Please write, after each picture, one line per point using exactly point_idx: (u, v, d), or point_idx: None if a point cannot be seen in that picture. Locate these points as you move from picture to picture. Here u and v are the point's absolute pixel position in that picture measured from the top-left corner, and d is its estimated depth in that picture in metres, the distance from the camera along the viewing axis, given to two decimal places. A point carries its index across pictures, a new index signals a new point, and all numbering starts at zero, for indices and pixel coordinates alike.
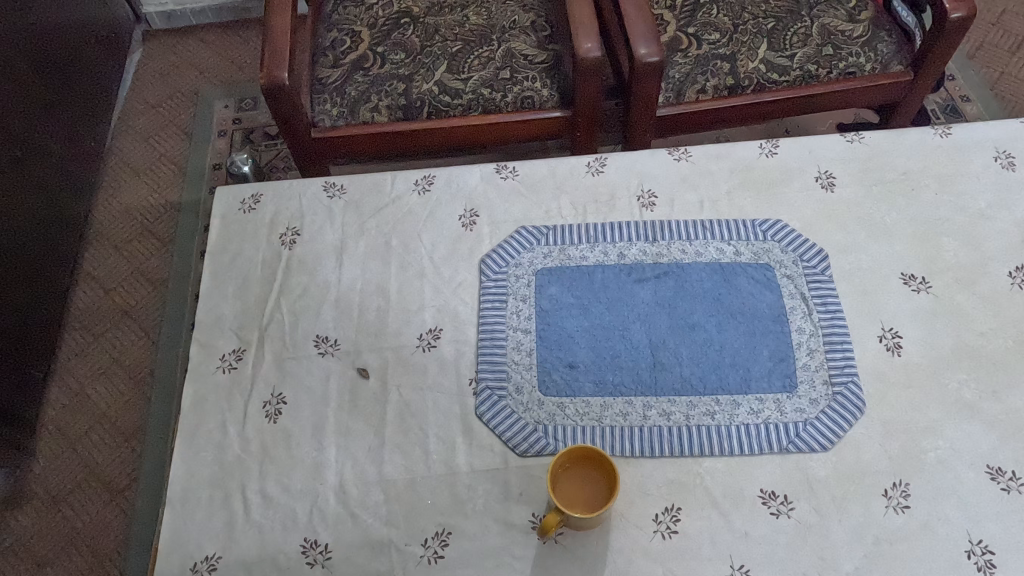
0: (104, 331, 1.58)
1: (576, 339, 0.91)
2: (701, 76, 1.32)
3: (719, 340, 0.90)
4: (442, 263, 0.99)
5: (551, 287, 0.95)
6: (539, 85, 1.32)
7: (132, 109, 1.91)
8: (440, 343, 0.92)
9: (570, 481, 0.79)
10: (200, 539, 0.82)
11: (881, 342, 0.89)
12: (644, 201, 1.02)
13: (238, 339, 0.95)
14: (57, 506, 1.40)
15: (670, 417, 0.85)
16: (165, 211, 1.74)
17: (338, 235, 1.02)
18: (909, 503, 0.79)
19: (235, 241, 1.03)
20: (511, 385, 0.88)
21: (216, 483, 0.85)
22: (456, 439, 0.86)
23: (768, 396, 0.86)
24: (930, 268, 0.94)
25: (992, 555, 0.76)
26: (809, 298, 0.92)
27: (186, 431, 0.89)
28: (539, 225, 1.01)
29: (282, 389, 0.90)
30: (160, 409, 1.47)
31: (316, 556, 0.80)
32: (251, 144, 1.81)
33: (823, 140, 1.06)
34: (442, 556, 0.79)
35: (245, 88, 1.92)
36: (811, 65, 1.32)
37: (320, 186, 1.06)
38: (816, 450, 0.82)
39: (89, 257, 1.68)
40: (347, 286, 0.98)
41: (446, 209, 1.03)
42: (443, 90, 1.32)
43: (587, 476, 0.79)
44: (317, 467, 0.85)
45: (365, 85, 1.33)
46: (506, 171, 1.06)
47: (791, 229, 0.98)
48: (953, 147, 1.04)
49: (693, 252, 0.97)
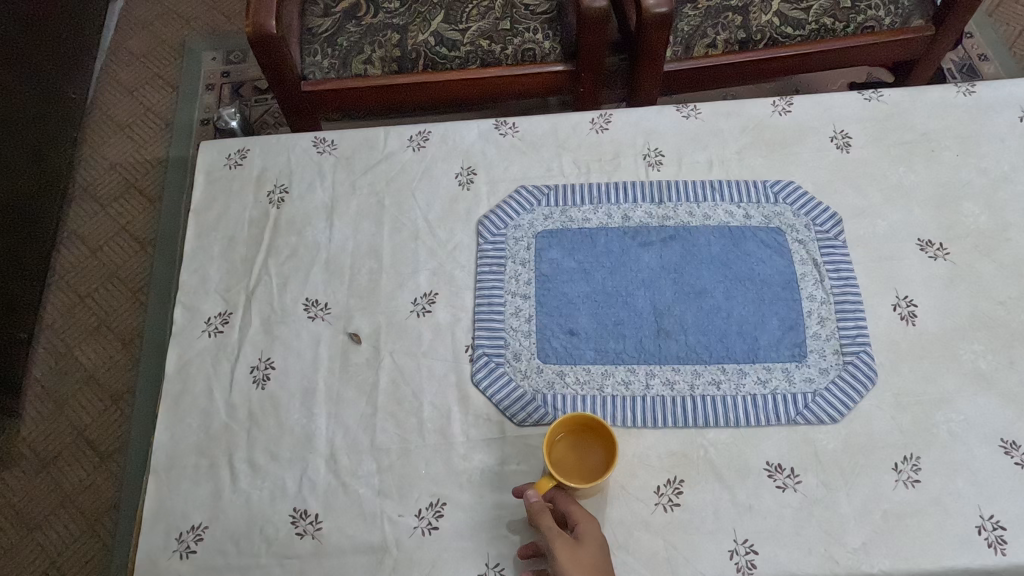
0: (91, 291, 1.54)
1: (577, 305, 0.87)
2: (711, 29, 1.25)
3: (727, 307, 0.86)
4: (438, 224, 0.94)
5: (552, 250, 0.91)
6: (540, 36, 1.25)
7: (118, 61, 1.84)
8: (436, 308, 0.88)
9: (569, 451, 0.75)
10: (187, 508, 0.79)
11: (895, 311, 0.85)
12: (651, 161, 0.97)
13: (224, 302, 0.90)
14: (46, 468, 1.38)
15: (674, 386, 0.81)
16: (151, 167, 1.68)
17: (328, 194, 0.97)
18: (919, 477, 0.76)
19: (220, 198, 0.98)
20: (509, 352, 0.85)
21: (202, 450, 0.82)
22: (451, 408, 0.82)
23: (776, 365, 0.82)
24: (949, 233, 0.90)
25: (1003, 531, 0.73)
26: (821, 264, 0.88)
27: (171, 396, 0.85)
28: (539, 184, 0.96)
29: (270, 354, 0.87)
30: (149, 371, 1.44)
31: (305, 527, 0.77)
32: (240, 98, 1.74)
33: (841, 97, 1.00)
34: (436, 527, 0.76)
35: (234, 39, 1.84)
36: (827, 18, 1.25)
37: (309, 141, 1.01)
38: (825, 422, 0.79)
39: (74, 214, 1.63)
40: (338, 247, 0.93)
41: (442, 167, 0.98)
42: (439, 42, 1.26)
43: (586, 444, 0.75)
44: (307, 435, 0.82)
45: (358, 35, 1.27)
46: (505, 127, 1.01)
47: (804, 191, 0.93)
48: (976, 106, 0.99)
49: (701, 215, 0.92)
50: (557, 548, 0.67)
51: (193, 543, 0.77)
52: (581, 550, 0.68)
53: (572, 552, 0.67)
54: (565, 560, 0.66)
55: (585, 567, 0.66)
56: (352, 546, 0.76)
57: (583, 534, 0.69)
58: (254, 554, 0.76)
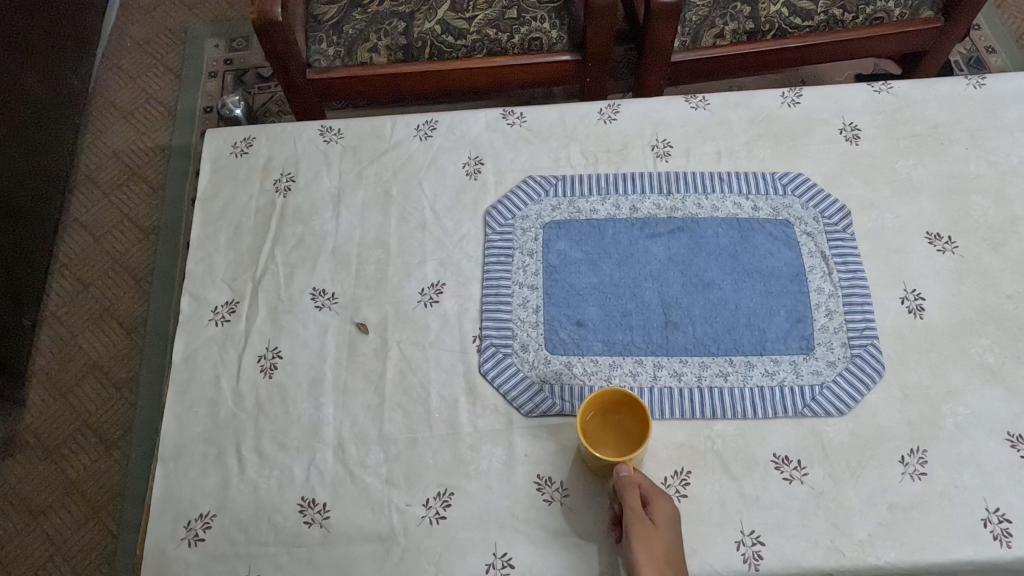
0: (94, 279, 1.54)
1: (585, 296, 0.87)
2: (719, 19, 1.24)
3: (735, 300, 0.86)
4: (444, 214, 0.94)
5: (560, 240, 0.90)
6: (547, 26, 1.24)
7: (119, 47, 1.82)
8: (443, 299, 0.88)
9: (603, 424, 0.77)
10: (194, 496, 0.79)
11: (903, 304, 0.85)
12: (659, 152, 0.96)
13: (230, 291, 0.90)
14: (51, 455, 1.38)
15: (682, 377, 0.82)
16: (154, 154, 1.68)
17: (335, 183, 0.97)
18: (926, 469, 0.76)
19: (225, 187, 0.97)
20: (516, 343, 0.85)
21: (210, 439, 0.82)
22: (458, 398, 0.82)
23: (784, 357, 0.82)
24: (957, 226, 0.90)
25: (1009, 524, 0.73)
26: (829, 256, 0.88)
27: (178, 385, 0.85)
28: (547, 175, 0.96)
29: (277, 343, 0.87)
30: (152, 359, 1.44)
31: (313, 516, 0.77)
32: (243, 86, 1.73)
33: (850, 89, 1.00)
34: (443, 517, 0.76)
35: (236, 26, 1.83)
36: (836, 10, 1.24)
37: (316, 130, 1.00)
38: (831, 415, 0.79)
39: (77, 202, 1.63)
40: (344, 236, 0.93)
41: (449, 156, 0.98)
42: (446, 30, 1.24)
43: (613, 407, 0.78)
44: (314, 424, 0.82)
45: (364, 23, 1.25)
46: (513, 117, 1.00)
47: (813, 183, 0.93)
48: (986, 99, 0.98)
49: (709, 206, 0.92)
50: (634, 536, 0.68)
51: (201, 531, 0.77)
52: (656, 537, 0.69)
53: (649, 539, 0.68)
54: (639, 547, 0.68)
55: (659, 554, 0.68)
56: (359, 536, 0.76)
57: (660, 519, 0.70)
58: (262, 542, 0.76)
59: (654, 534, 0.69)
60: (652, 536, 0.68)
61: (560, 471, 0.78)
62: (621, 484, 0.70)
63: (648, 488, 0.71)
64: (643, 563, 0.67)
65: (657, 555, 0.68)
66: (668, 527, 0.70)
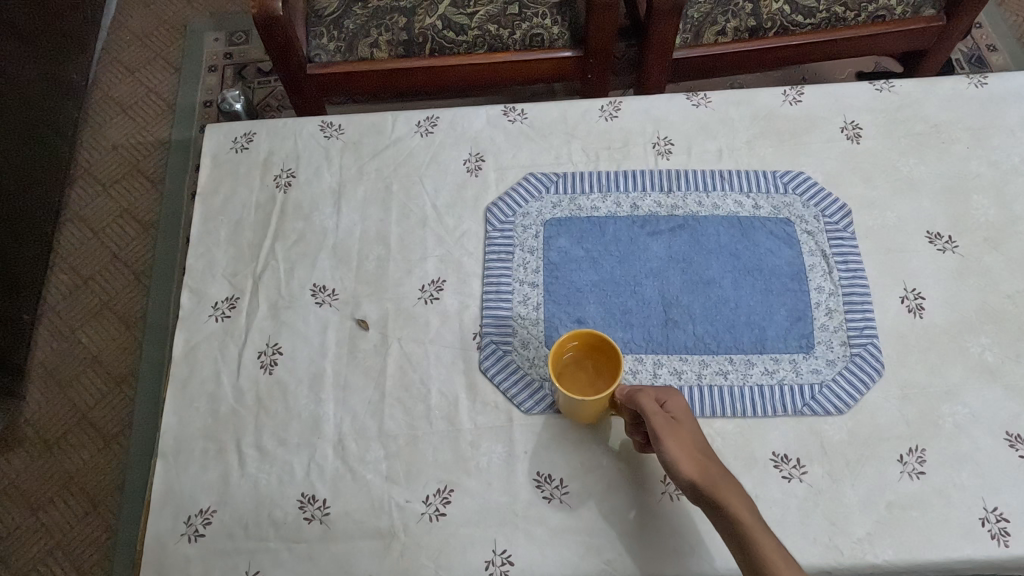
0: (93, 274, 1.54)
1: (585, 294, 0.87)
2: (722, 16, 1.23)
3: (735, 298, 0.86)
4: (445, 211, 0.94)
5: (561, 238, 0.90)
6: (549, 21, 1.23)
7: (118, 40, 1.82)
8: (443, 296, 0.88)
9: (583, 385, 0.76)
10: (194, 491, 0.79)
11: (903, 303, 0.85)
12: (660, 149, 0.96)
13: (231, 287, 0.90)
14: (50, 449, 1.38)
15: (681, 375, 0.82)
16: (153, 148, 1.67)
17: (336, 178, 0.97)
18: (924, 468, 0.77)
19: (225, 182, 0.97)
20: (516, 340, 0.85)
21: (210, 435, 0.82)
22: (459, 395, 0.82)
23: (784, 356, 0.83)
24: (957, 226, 0.90)
25: (1006, 523, 0.74)
26: (830, 255, 0.88)
27: (178, 380, 0.85)
28: (548, 172, 0.95)
29: (278, 339, 0.87)
30: (152, 354, 1.44)
31: (313, 512, 0.77)
32: (243, 80, 1.73)
33: (851, 87, 1.00)
34: (443, 513, 0.77)
35: (236, 19, 1.82)
36: (839, 7, 1.23)
37: (317, 125, 1.00)
38: (831, 414, 0.79)
39: (76, 195, 1.62)
40: (345, 232, 0.93)
41: (450, 152, 0.98)
42: (447, 26, 1.23)
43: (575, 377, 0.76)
44: (315, 420, 0.82)
45: (365, 17, 1.24)
46: (514, 113, 1.00)
47: (814, 182, 0.93)
48: (988, 98, 0.98)
49: (710, 205, 0.92)
50: (664, 434, 0.70)
51: (201, 527, 0.77)
52: (681, 430, 0.71)
53: (677, 434, 0.70)
54: (671, 442, 0.69)
55: (689, 444, 0.70)
56: (359, 532, 0.76)
57: (679, 414, 0.72)
58: (261, 538, 0.77)
59: (679, 427, 0.71)
60: (677, 431, 0.70)
61: (560, 468, 0.78)
62: (630, 395, 0.73)
63: (659, 392, 0.74)
64: (678, 456, 0.68)
65: (687, 445, 0.70)
66: (689, 422, 0.72)
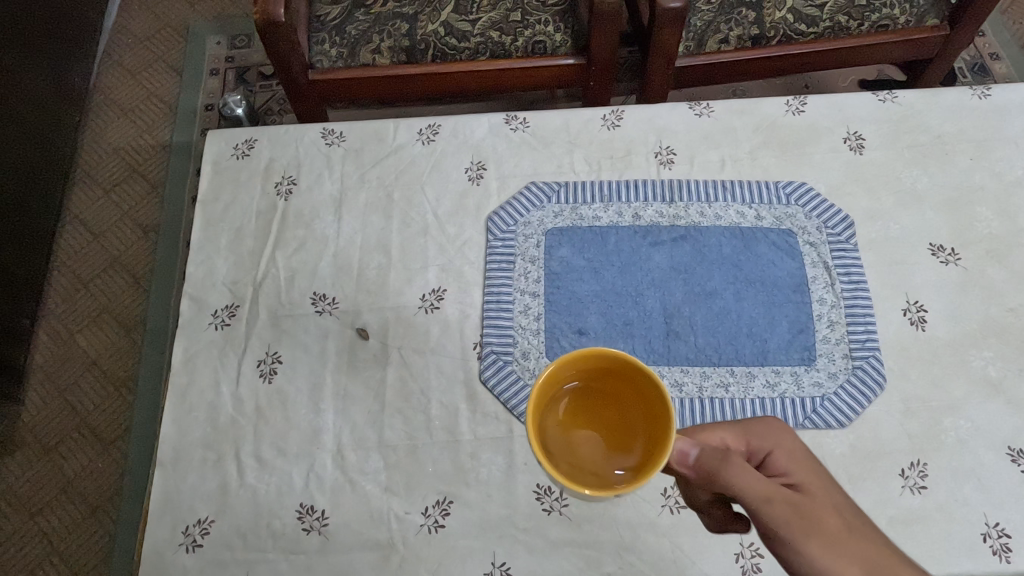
0: (93, 277, 1.53)
1: (587, 304, 0.87)
2: (725, 25, 1.23)
3: (737, 309, 0.86)
4: (447, 219, 0.93)
5: (562, 248, 0.90)
6: (551, 29, 1.23)
7: (119, 43, 1.82)
8: (444, 305, 0.88)
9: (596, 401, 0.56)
10: (193, 501, 0.79)
11: (905, 316, 0.85)
12: (662, 159, 0.96)
13: (231, 295, 0.90)
14: (48, 453, 1.38)
15: (682, 388, 0.81)
16: (154, 151, 1.67)
17: (337, 186, 0.96)
18: (926, 483, 0.76)
19: (226, 189, 0.97)
20: (517, 351, 0.84)
21: (209, 444, 0.82)
22: (459, 405, 0.82)
23: (785, 368, 0.82)
24: (960, 238, 0.90)
25: (1008, 538, 0.73)
26: (832, 267, 0.88)
27: (177, 389, 0.85)
28: (549, 181, 0.95)
29: (277, 348, 0.86)
30: (151, 358, 1.44)
31: (312, 523, 0.77)
32: (245, 84, 1.73)
33: (854, 97, 0.99)
34: (443, 525, 0.76)
35: (238, 22, 1.82)
36: (842, 16, 1.23)
37: (318, 132, 1.00)
38: (833, 427, 0.79)
39: (76, 198, 1.62)
40: (346, 240, 0.93)
41: (452, 160, 0.97)
42: (449, 32, 1.23)
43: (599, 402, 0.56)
44: (314, 430, 0.82)
45: (367, 24, 1.24)
46: (516, 122, 1.00)
47: (816, 193, 0.93)
48: (991, 109, 0.98)
49: (712, 215, 0.92)
50: (796, 522, 0.53)
51: (199, 537, 0.77)
52: (808, 506, 0.54)
53: (811, 519, 0.54)
54: (810, 536, 0.53)
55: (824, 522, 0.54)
56: (358, 543, 0.76)
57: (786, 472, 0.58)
58: (260, 548, 0.76)
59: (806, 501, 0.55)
60: (803, 511, 0.54)
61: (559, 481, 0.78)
62: (719, 474, 0.54)
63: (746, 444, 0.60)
64: (832, 558, 0.52)
65: (824, 526, 0.54)
66: (818, 484, 0.56)
